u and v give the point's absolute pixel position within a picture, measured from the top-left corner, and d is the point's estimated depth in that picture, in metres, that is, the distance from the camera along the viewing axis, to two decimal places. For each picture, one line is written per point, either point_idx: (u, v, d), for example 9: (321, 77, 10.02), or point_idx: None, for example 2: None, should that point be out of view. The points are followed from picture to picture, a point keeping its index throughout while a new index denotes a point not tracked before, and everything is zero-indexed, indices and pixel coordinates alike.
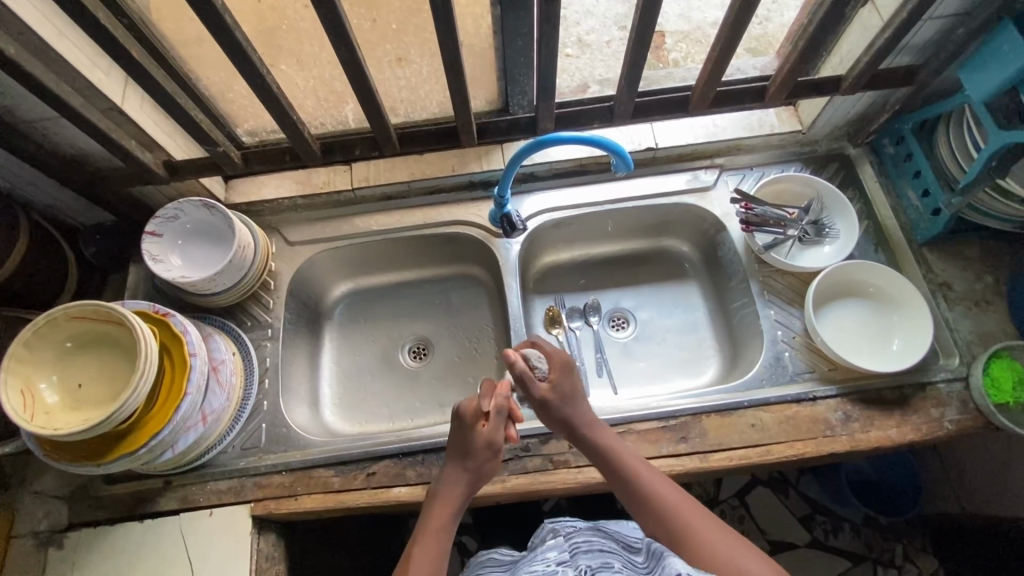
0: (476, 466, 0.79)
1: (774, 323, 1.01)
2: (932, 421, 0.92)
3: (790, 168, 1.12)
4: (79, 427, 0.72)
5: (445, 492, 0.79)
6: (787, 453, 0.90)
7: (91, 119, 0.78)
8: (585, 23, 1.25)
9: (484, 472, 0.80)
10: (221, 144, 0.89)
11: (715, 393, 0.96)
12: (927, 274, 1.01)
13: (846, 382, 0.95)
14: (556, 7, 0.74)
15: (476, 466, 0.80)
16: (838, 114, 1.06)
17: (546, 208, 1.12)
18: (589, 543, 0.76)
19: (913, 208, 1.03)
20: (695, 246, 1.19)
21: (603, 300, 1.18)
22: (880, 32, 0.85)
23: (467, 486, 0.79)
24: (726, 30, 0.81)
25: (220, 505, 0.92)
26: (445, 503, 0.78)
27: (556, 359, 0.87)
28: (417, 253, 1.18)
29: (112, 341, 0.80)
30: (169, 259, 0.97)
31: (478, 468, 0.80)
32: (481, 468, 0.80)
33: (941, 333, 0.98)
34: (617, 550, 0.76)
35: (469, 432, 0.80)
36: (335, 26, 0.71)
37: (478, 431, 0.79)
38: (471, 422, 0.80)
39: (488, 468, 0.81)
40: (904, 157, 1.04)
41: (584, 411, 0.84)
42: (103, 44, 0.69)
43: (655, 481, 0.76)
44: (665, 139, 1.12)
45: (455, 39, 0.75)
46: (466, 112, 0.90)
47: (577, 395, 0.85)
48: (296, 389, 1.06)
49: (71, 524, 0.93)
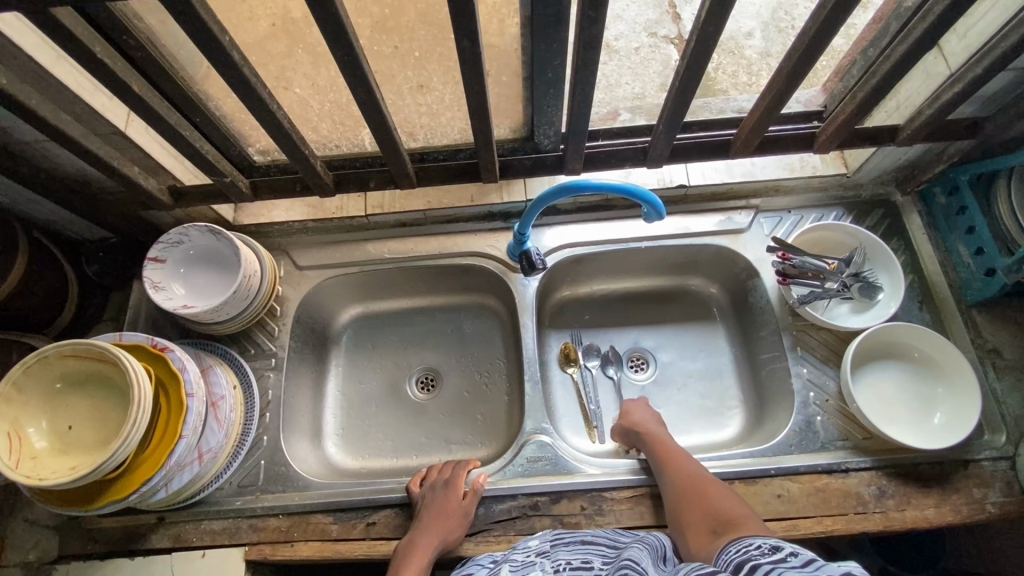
0: (450, 527, 0.83)
1: (806, 383, 0.95)
2: (974, 502, 0.85)
3: (831, 213, 1.05)
4: (66, 477, 0.68)
5: (422, 545, 0.80)
6: (815, 529, 0.84)
7: (94, 147, 0.74)
8: (614, 28, 1.20)
9: (454, 538, 0.83)
10: (228, 173, 0.85)
11: (740, 456, 0.90)
12: (975, 338, 0.94)
13: (882, 453, 0.89)
14: (595, 52, 0.68)
15: (450, 527, 0.83)
16: (888, 161, 0.98)
17: (568, 243, 1.06)
18: (573, 537, 0.76)
19: (964, 265, 0.96)
20: (724, 288, 1.13)
21: (622, 339, 1.12)
22: (946, 85, 0.78)
23: (440, 546, 0.81)
24: (780, 78, 0.75)
25: (213, 546, 0.89)
26: (418, 557, 0.79)
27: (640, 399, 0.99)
28: (428, 281, 1.12)
29: (104, 380, 0.76)
30: (172, 287, 0.93)
31: (450, 531, 0.82)
32: (454, 533, 0.83)
33: (988, 406, 0.91)
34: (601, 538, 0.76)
35: (452, 496, 0.85)
36: (353, 68, 0.66)
37: (458, 497, 0.85)
38: (452, 489, 0.85)
39: (457, 536, 0.84)
40: (956, 210, 0.96)
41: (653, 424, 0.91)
42: (104, 79, 0.65)
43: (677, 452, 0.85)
44: (698, 176, 1.05)
45: (480, 81, 0.70)
46: (488, 150, 0.84)
47: (646, 413, 0.94)
48: (298, 422, 1.02)
49: (62, 557, 0.89)
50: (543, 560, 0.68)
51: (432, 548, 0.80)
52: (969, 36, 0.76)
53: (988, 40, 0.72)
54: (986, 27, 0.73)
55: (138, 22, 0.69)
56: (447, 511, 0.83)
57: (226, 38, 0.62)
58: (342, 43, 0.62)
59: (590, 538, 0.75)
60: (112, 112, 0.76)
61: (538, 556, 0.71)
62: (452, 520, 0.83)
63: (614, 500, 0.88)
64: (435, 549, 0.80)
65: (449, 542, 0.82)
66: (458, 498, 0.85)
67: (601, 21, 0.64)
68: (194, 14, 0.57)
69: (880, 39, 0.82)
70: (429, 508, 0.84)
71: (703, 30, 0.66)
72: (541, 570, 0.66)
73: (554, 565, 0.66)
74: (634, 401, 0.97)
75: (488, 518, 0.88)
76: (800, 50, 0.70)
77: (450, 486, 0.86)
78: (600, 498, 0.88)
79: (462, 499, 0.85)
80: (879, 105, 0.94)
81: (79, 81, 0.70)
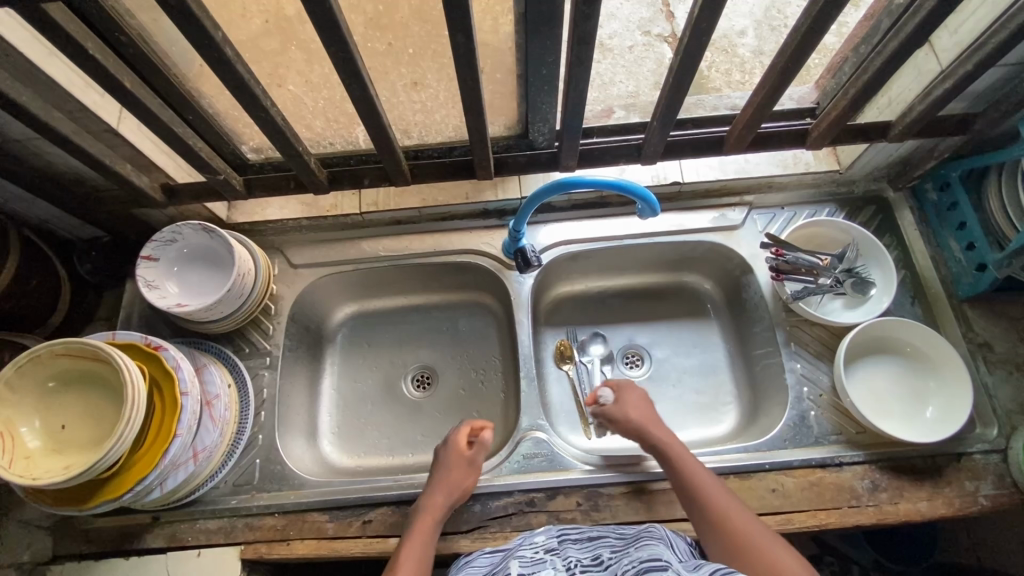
0: (456, 480, 0.85)
1: (800, 378, 0.95)
2: (966, 495, 0.86)
3: (823, 210, 1.06)
4: (60, 477, 0.68)
5: (429, 503, 0.83)
6: (809, 522, 0.85)
7: (86, 145, 0.74)
8: (608, 27, 1.20)
9: (465, 488, 0.85)
10: (222, 171, 0.85)
11: (735, 451, 0.91)
12: (967, 333, 0.95)
13: (874, 447, 0.89)
14: (589, 49, 0.68)
15: (456, 480, 0.85)
16: (880, 157, 0.99)
17: (563, 241, 1.06)
18: (580, 531, 0.79)
19: (956, 261, 0.97)
20: (718, 285, 1.13)
21: (617, 336, 1.12)
22: (937, 81, 0.78)
23: (449, 498, 0.83)
24: (773, 75, 0.75)
25: (208, 545, 0.88)
26: (427, 514, 0.82)
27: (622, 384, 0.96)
28: (424, 279, 1.12)
29: (98, 378, 0.76)
30: (165, 285, 0.92)
31: (458, 484, 0.85)
32: (463, 483, 0.85)
33: (981, 399, 0.92)
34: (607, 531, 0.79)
35: (459, 456, 0.87)
36: (347, 64, 0.66)
37: (467, 456, 0.87)
38: (450, 446, 0.88)
39: (468, 486, 0.86)
40: (947, 206, 0.98)
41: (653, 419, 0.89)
42: (95, 75, 0.65)
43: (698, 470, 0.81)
44: (692, 173, 1.05)
45: (475, 77, 0.70)
46: (484, 148, 0.84)
47: (642, 405, 0.93)
48: (293, 421, 1.02)
49: (55, 557, 0.89)
50: (553, 558, 0.72)
51: (441, 507, 0.82)
52: (960, 32, 0.76)
53: (978, 36, 0.73)
54: (977, 23, 0.73)
55: (130, 19, 0.69)
56: (449, 467, 0.86)
57: (219, 34, 0.62)
58: (336, 40, 0.62)
59: (596, 532, 0.78)
60: (104, 110, 0.75)
61: (547, 553, 0.74)
62: (459, 477, 0.85)
63: (610, 496, 0.88)
64: (444, 503, 0.83)
65: (459, 493, 0.84)
66: (460, 452, 0.88)
67: (595, 17, 0.64)
68: (186, 10, 0.57)
69: (872, 36, 0.83)
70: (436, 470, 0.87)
71: (696, 26, 0.66)
72: (554, 569, 0.70)
73: (565, 563, 0.71)
74: (624, 385, 0.96)
75: (485, 514, 0.88)
76: (792, 47, 0.70)
77: (449, 445, 0.89)
78: (596, 494, 0.89)
79: (463, 451, 0.88)
80: (871, 102, 0.95)
81: (70, 78, 0.70)
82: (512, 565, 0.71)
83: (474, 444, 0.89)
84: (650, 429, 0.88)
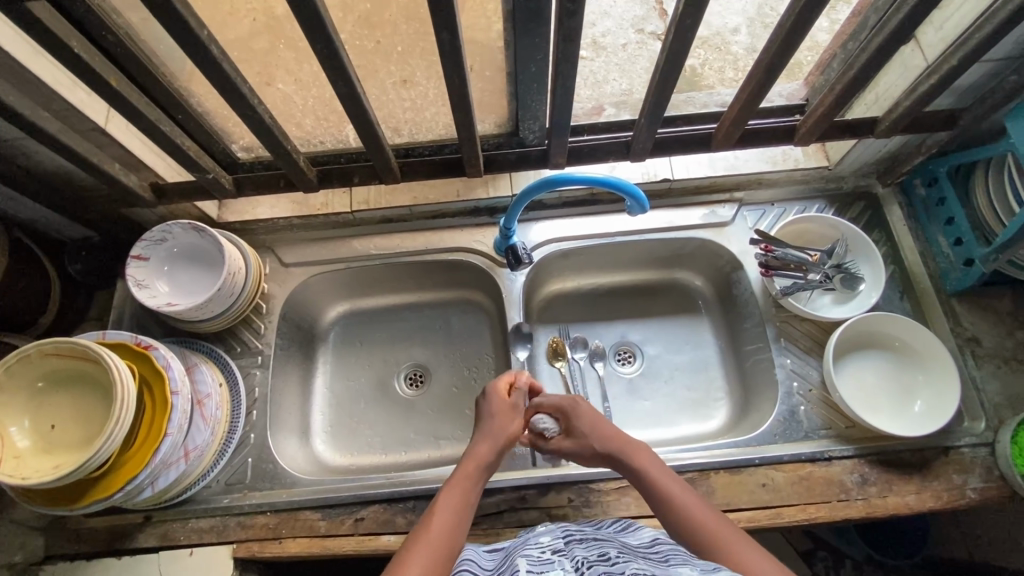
0: (502, 427, 0.82)
1: (789, 373, 0.96)
2: (954, 488, 0.87)
3: (813, 206, 1.06)
4: (49, 477, 0.68)
5: (474, 453, 0.79)
6: (799, 516, 0.85)
7: (74, 144, 0.74)
8: (600, 24, 1.20)
9: (510, 435, 0.82)
10: (211, 170, 0.85)
11: (725, 446, 0.91)
12: (955, 328, 0.96)
13: (863, 442, 0.90)
14: (576, 46, 0.69)
15: (500, 428, 0.82)
16: (869, 153, 0.99)
17: (554, 238, 1.07)
18: (584, 533, 0.73)
19: (943, 255, 0.98)
20: (709, 281, 1.13)
21: (609, 333, 1.13)
22: (923, 76, 0.79)
23: (494, 446, 0.80)
24: (760, 71, 0.75)
25: (201, 543, 0.88)
26: (471, 462, 0.77)
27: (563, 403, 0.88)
28: (415, 277, 1.12)
29: (87, 378, 0.76)
30: (155, 285, 0.92)
31: (502, 432, 0.82)
32: (508, 430, 0.83)
33: (969, 393, 0.93)
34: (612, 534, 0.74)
35: (503, 406, 0.85)
36: (333, 62, 0.66)
37: (509, 405, 0.85)
38: (493, 394, 0.86)
39: (515, 433, 0.83)
40: (935, 201, 0.98)
41: (600, 427, 0.83)
42: (79, 74, 0.64)
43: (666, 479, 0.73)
44: (682, 170, 1.06)
45: (462, 74, 0.70)
46: (473, 145, 0.84)
47: (594, 419, 0.85)
48: (285, 420, 1.02)
49: (48, 557, 0.89)
50: (562, 559, 0.65)
51: (487, 454, 0.79)
52: (945, 28, 0.77)
53: (962, 32, 0.73)
54: (962, 19, 0.74)
55: (117, 18, 0.69)
56: (494, 415, 0.84)
57: (204, 32, 0.62)
58: (322, 38, 0.62)
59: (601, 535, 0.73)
60: (91, 109, 0.75)
61: (554, 553, 0.68)
62: (504, 425, 0.83)
63: (601, 492, 0.89)
64: (489, 449, 0.79)
65: (505, 439, 0.81)
66: (503, 399, 0.86)
67: (579, 14, 0.64)
68: (170, 8, 0.57)
69: (858, 33, 0.83)
70: (480, 422, 0.84)
71: (681, 22, 0.67)
72: (562, 569, 0.62)
73: (574, 563, 0.64)
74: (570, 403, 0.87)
75: (476, 511, 0.88)
76: (778, 43, 0.71)
77: (491, 393, 0.87)
78: (587, 490, 0.89)
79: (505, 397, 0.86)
80: (859, 98, 0.96)
81: (57, 77, 0.70)
82: (520, 562, 0.65)
83: (516, 390, 0.88)
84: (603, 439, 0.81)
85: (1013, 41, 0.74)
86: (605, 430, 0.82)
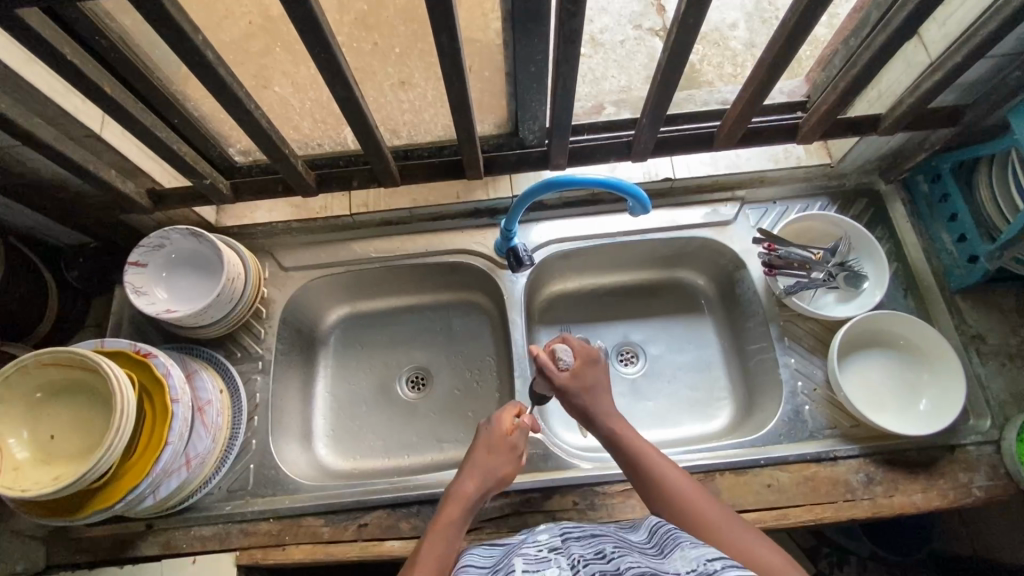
0: (494, 467, 0.79)
1: (794, 372, 0.95)
2: (959, 486, 0.86)
3: (815, 204, 1.05)
4: (49, 489, 0.67)
5: (460, 492, 0.76)
6: (804, 517, 0.85)
7: (70, 152, 0.73)
8: (598, 21, 1.19)
9: (502, 475, 0.79)
10: (208, 175, 0.84)
11: (729, 447, 0.91)
12: (959, 325, 0.95)
13: (869, 441, 0.89)
14: (576, 46, 0.68)
15: (492, 466, 0.79)
16: (871, 150, 0.99)
17: (555, 239, 1.06)
18: (582, 530, 0.70)
19: (947, 253, 0.97)
20: (712, 280, 1.13)
21: (612, 334, 1.12)
22: (927, 73, 0.78)
23: (482, 486, 0.77)
24: (763, 69, 0.75)
25: (203, 551, 0.88)
26: (456, 501, 0.75)
27: (581, 354, 0.88)
28: (416, 279, 1.12)
29: (86, 388, 0.75)
30: (154, 291, 0.91)
31: (494, 472, 0.78)
32: (501, 470, 0.79)
33: (973, 391, 0.92)
34: (615, 532, 0.70)
35: (499, 441, 0.81)
36: (331, 66, 0.65)
37: (507, 440, 0.81)
38: (495, 428, 0.82)
39: (507, 473, 0.80)
40: (938, 198, 0.98)
41: (609, 400, 0.84)
42: (73, 81, 0.63)
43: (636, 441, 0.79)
44: (683, 170, 1.05)
45: (461, 76, 0.69)
46: (473, 146, 0.84)
47: (602, 381, 0.86)
48: (287, 425, 1.01)
49: (50, 567, 0.88)
50: (558, 555, 0.62)
51: (472, 494, 0.76)
52: (949, 24, 0.76)
53: (966, 29, 0.73)
54: (965, 15, 0.73)
55: (111, 23, 0.68)
56: (488, 450, 0.80)
57: (199, 37, 0.61)
58: (319, 42, 0.61)
59: (601, 531, 0.70)
60: (86, 115, 0.74)
61: (551, 551, 0.64)
62: (496, 463, 0.79)
63: (606, 495, 0.88)
64: (477, 489, 0.76)
65: (495, 482, 0.78)
66: (504, 435, 0.82)
67: (580, 14, 0.63)
68: (165, 14, 0.56)
69: (861, 30, 0.82)
70: (472, 453, 0.81)
71: (683, 21, 0.66)
72: (559, 567, 0.59)
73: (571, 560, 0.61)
74: (593, 356, 0.88)
75: (480, 515, 0.87)
76: (781, 40, 0.70)
77: (492, 424, 0.83)
78: (591, 493, 0.89)
79: (508, 434, 0.81)
80: (862, 95, 0.95)
81: (51, 84, 0.69)
82: (515, 560, 0.61)
83: (519, 428, 0.83)
84: (605, 414, 0.82)
85: (1018, 37, 0.73)
86: (613, 411, 0.84)
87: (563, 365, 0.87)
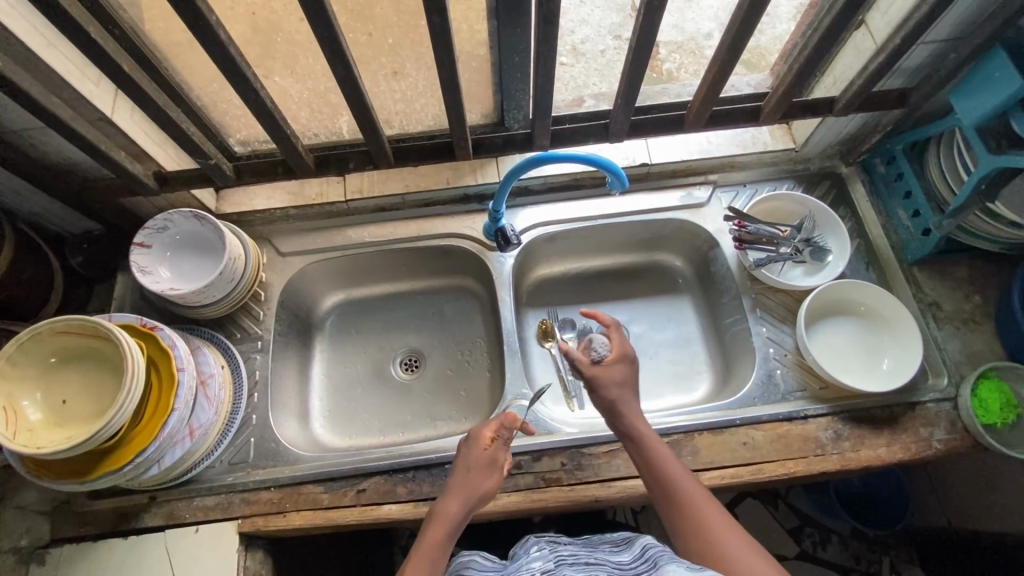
0: (476, 484, 0.76)
1: (766, 340, 1.02)
2: (921, 440, 0.92)
3: (782, 186, 1.13)
4: (62, 445, 0.71)
5: (441, 513, 0.73)
6: (778, 471, 0.90)
7: (83, 131, 0.78)
8: (579, 32, 1.23)
9: (485, 492, 0.76)
10: (213, 156, 0.89)
11: (708, 410, 0.96)
12: (917, 293, 1.03)
13: (836, 401, 0.95)
14: (555, 28, 0.73)
15: (474, 484, 0.76)
16: (830, 134, 1.07)
17: (541, 222, 1.12)
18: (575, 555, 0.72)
19: (904, 228, 1.05)
20: (689, 261, 1.19)
21: (596, 314, 1.18)
22: (872, 57, 0.86)
23: (465, 505, 0.74)
24: (723, 53, 0.82)
25: (206, 521, 0.91)
26: (439, 524, 0.72)
27: (619, 351, 0.85)
28: (409, 265, 1.17)
29: (96, 355, 0.79)
30: (158, 270, 0.96)
31: (475, 487, 0.75)
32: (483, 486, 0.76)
33: (932, 353, 0.99)
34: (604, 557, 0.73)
35: (477, 454, 0.78)
36: (332, 45, 0.71)
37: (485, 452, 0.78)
38: (475, 441, 0.80)
39: (490, 490, 0.76)
40: (893, 177, 1.06)
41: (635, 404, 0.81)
42: (93, 59, 0.69)
43: (656, 444, 0.77)
44: (659, 155, 1.12)
45: (450, 58, 0.75)
46: (461, 128, 0.89)
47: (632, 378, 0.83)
48: (285, 404, 1.05)
49: (55, 540, 0.90)
50: None
51: (455, 513, 0.73)
52: (890, 12, 0.84)
53: (905, 15, 0.81)
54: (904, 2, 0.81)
55: (123, 12, 0.73)
56: (469, 467, 0.77)
57: (212, 17, 0.66)
58: (322, 20, 0.67)
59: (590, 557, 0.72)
60: (99, 98, 0.79)
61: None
62: (477, 477, 0.76)
63: (593, 455, 0.93)
64: (460, 509, 0.73)
65: (477, 499, 0.75)
66: (484, 449, 0.79)
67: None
68: None
69: (813, 21, 0.90)
70: (455, 472, 0.78)
71: (649, 5, 0.72)
72: None
73: None
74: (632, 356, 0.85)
75: None
76: (738, 23, 0.77)
77: (471, 440, 0.80)
78: (579, 454, 0.93)
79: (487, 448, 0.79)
80: (819, 82, 1.03)
81: (67, 66, 0.74)
82: None
83: (500, 441, 0.80)
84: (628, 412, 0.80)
85: (949, 24, 0.82)
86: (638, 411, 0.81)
87: (597, 356, 0.85)
